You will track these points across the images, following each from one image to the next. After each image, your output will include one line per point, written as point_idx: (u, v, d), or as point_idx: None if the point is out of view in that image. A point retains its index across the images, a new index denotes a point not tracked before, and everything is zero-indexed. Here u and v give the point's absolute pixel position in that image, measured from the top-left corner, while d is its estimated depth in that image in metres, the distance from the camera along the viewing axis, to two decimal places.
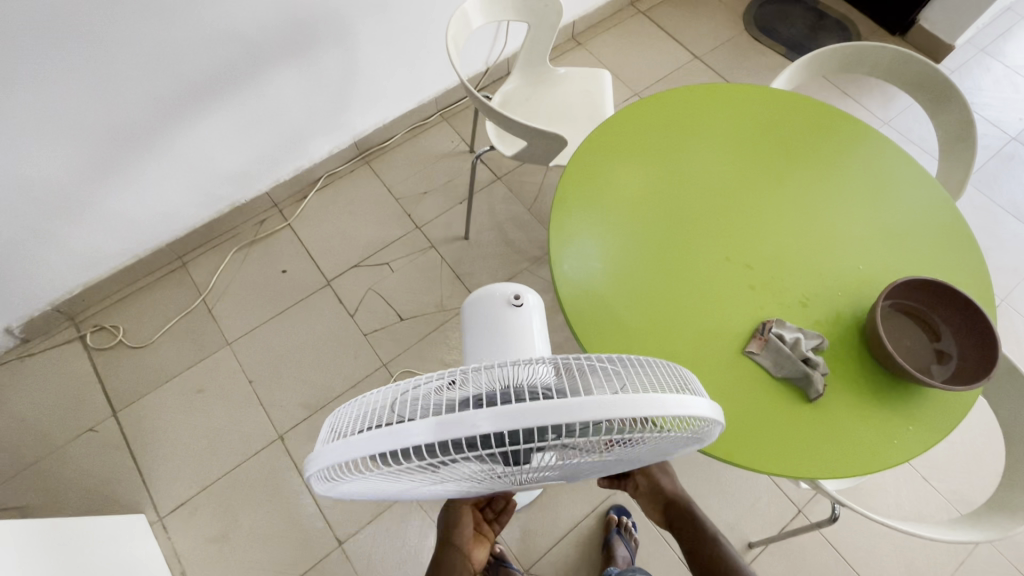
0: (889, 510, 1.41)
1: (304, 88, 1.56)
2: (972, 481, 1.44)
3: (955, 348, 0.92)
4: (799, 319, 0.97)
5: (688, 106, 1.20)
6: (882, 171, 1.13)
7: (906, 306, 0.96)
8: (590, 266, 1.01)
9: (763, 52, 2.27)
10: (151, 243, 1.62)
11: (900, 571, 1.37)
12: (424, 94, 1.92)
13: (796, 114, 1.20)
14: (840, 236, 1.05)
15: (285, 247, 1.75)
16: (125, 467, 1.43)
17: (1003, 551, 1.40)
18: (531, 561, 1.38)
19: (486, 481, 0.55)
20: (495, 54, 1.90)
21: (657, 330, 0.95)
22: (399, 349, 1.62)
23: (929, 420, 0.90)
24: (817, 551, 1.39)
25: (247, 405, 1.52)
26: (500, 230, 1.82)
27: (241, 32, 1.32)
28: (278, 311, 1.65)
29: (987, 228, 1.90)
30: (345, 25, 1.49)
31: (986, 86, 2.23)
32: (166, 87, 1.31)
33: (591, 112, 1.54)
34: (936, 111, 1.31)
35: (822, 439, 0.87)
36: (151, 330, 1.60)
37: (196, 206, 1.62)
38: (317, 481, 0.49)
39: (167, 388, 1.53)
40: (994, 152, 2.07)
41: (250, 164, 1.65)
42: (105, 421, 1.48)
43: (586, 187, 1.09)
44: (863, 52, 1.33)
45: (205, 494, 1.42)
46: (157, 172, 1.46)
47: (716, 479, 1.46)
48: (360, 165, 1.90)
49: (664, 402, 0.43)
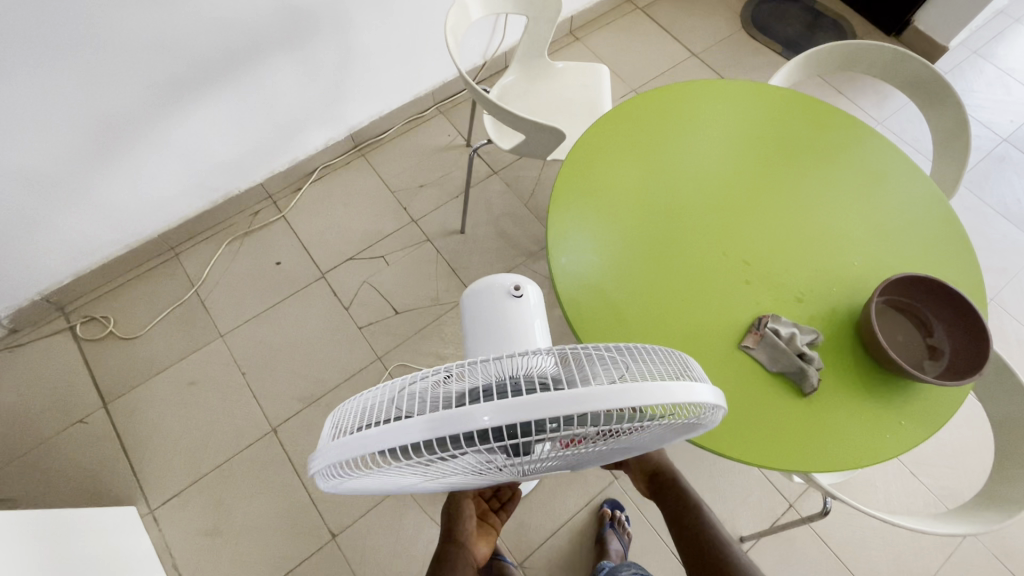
0: (878, 504, 1.43)
1: (301, 78, 1.55)
2: (961, 476, 1.46)
3: (948, 344, 0.93)
4: (795, 315, 0.97)
5: (689, 102, 1.20)
6: (878, 168, 1.14)
7: (898, 301, 0.96)
8: (588, 259, 1.01)
9: (760, 51, 2.27)
10: (144, 234, 1.60)
11: (888, 563, 1.39)
12: (421, 87, 1.91)
13: (795, 111, 1.20)
14: (836, 232, 1.05)
15: (279, 238, 1.74)
16: (115, 459, 1.42)
17: (990, 545, 1.42)
18: (525, 554, 1.39)
19: (488, 473, 0.55)
20: (494, 47, 1.89)
21: (654, 324, 0.95)
22: (394, 342, 1.62)
23: (919, 415, 0.91)
24: (808, 545, 1.41)
25: (240, 397, 1.51)
26: (496, 225, 1.81)
27: (239, 21, 1.31)
28: (272, 304, 1.64)
29: (977, 227, 1.92)
30: (343, 14, 1.48)
31: (978, 87, 2.25)
32: (161, 76, 1.29)
33: (589, 106, 1.54)
34: (931, 109, 1.32)
35: (813, 433, 0.88)
36: (142, 321, 1.58)
37: (189, 197, 1.61)
38: (322, 478, 0.48)
39: (158, 380, 1.52)
40: (986, 153, 2.09)
41: (246, 155, 1.63)
42: (95, 412, 1.46)
43: (584, 180, 1.09)
44: (861, 51, 1.34)
45: (196, 487, 1.41)
46: (151, 161, 1.44)
47: (709, 474, 1.47)
48: (355, 158, 1.89)
49: (668, 390, 0.43)
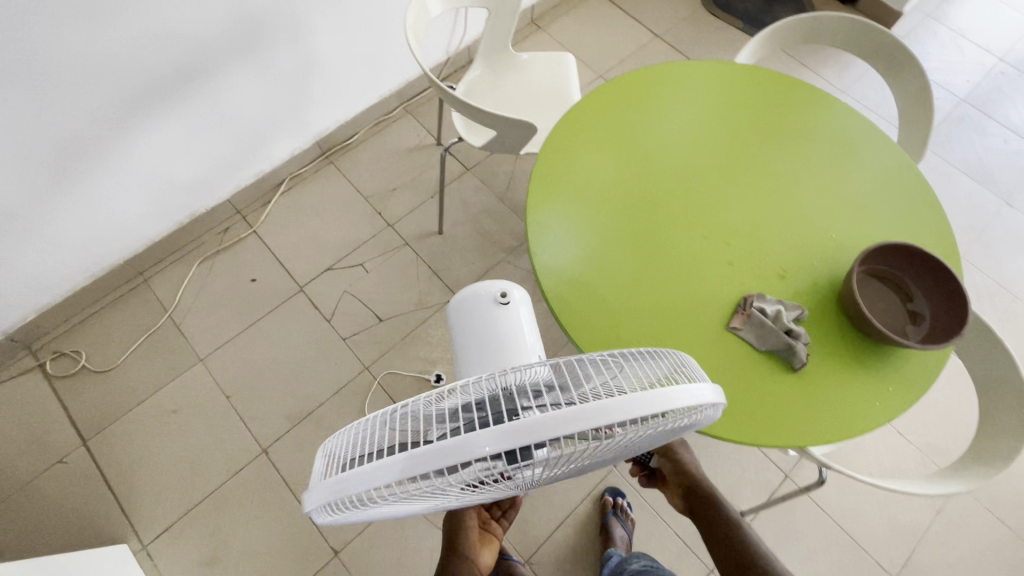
0: (870, 467, 1.46)
1: (260, 88, 1.50)
2: (946, 433, 1.51)
3: (928, 310, 0.95)
4: (778, 292, 0.98)
5: (657, 85, 1.19)
6: (846, 139, 1.15)
7: (879, 270, 0.98)
8: (570, 253, 1.00)
9: (722, 28, 2.28)
10: (109, 260, 1.54)
11: (883, 522, 1.43)
12: (386, 88, 1.86)
13: (762, 87, 1.21)
14: (812, 206, 1.06)
15: (253, 254, 1.69)
16: (101, 497, 1.37)
17: (977, 496, 1.47)
18: (531, 551, 1.39)
19: (492, 491, 0.54)
20: (456, 41, 1.86)
21: (642, 314, 0.95)
22: (381, 351, 1.59)
23: (905, 381, 0.93)
24: (805, 513, 1.44)
25: (226, 421, 1.47)
26: (474, 223, 1.79)
27: (188, 34, 1.26)
28: (251, 322, 1.59)
29: (943, 187, 1.97)
30: (299, 19, 1.43)
31: (934, 50, 2.30)
32: (110, 98, 1.24)
33: (558, 96, 1.52)
34: (893, 77, 1.34)
35: (807, 407, 0.89)
36: (116, 352, 1.52)
37: (154, 219, 1.55)
38: (319, 516, 0.47)
39: (139, 410, 1.47)
40: (946, 115, 2.14)
41: (209, 171, 1.58)
42: (75, 451, 1.41)
43: (560, 174, 1.07)
44: (821, 24, 1.34)
45: (189, 517, 1.37)
46: (111, 184, 1.38)
47: (705, 454, 1.49)
48: (324, 165, 1.84)
49: (668, 395, 0.43)
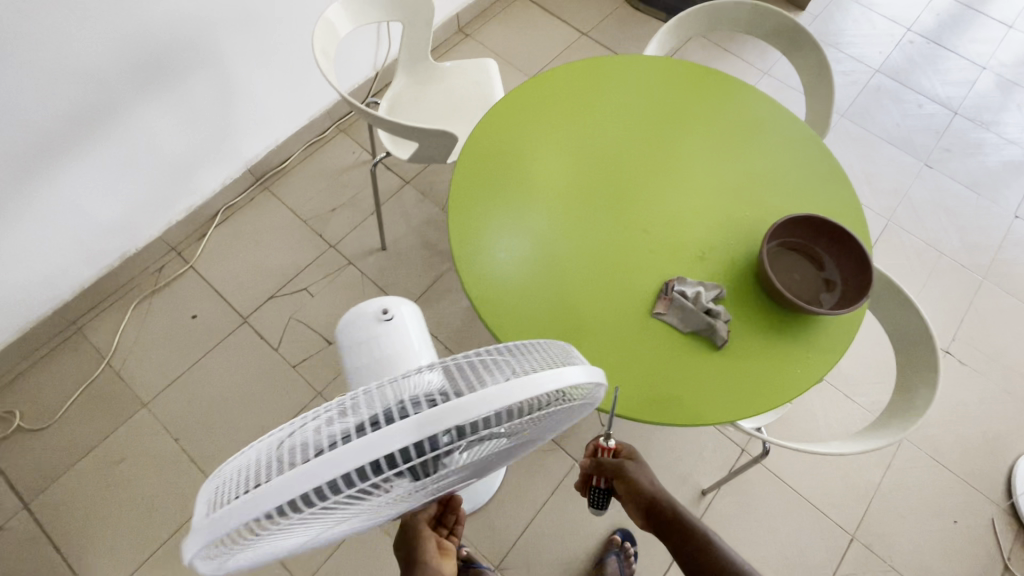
0: (820, 431, 1.51)
1: (178, 121, 1.47)
2: (887, 389, 1.57)
3: (839, 275, 0.99)
4: (697, 273, 1.00)
5: (571, 83, 1.21)
6: (755, 119, 1.19)
7: (792, 242, 1.01)
8: (495, 258, 1.00)
9: (645, 22, 2.34)
10: (36, 312, 1.48)
11: (837, 482, 1.48)
12: (314, 108, 1.84)
13: (672, 77, 1.24)
14: (727, 188, 1.10)
15: (192, 290, 1.65)
16: (48, 560, 1.32)
17: (921, 446, 1.54)
18: (501, 556, 1.39)
19: (395, 504, 0.54)
20: (381, 55, 1.86)
21: (570, 310, 0.96)
22: (332, 373, 1.57)
23: (825, 345, 0.96)
24: (763, 483, 1.48)
25: (177, 464, 1.43)
26: (417, 235, 1.79)
27: (90, 70, 1.22)
28: (196, 360, 1.55)
29: (865, 155, 2.06)
30: (209, 47, 1.41)
31: (846, 26, 2.41)
32: (12, 144, 1.20)
33: (482, 102, 1.53)
34: (795, 56, 1.39)
35: (734, 382, 0.92)
36: (53, 407, 1.47)
37: (81, 264, 1.50)
38: (204, 562, 0.45)
39: (82, 465, 1.41)
40: (863, 86, 2.24)
41: (135, 210, 1.54)
42: (17, 515, 1.35)
43: (481, 180, 1.08)
44: (722, 11, 1.39)
45: (145, 568, 1.32)
46: (26, 233, 1.33)
47: (663, 437, 1.51)
48: (258, 193, 1.81)
49: (539, 381, 0.44)
